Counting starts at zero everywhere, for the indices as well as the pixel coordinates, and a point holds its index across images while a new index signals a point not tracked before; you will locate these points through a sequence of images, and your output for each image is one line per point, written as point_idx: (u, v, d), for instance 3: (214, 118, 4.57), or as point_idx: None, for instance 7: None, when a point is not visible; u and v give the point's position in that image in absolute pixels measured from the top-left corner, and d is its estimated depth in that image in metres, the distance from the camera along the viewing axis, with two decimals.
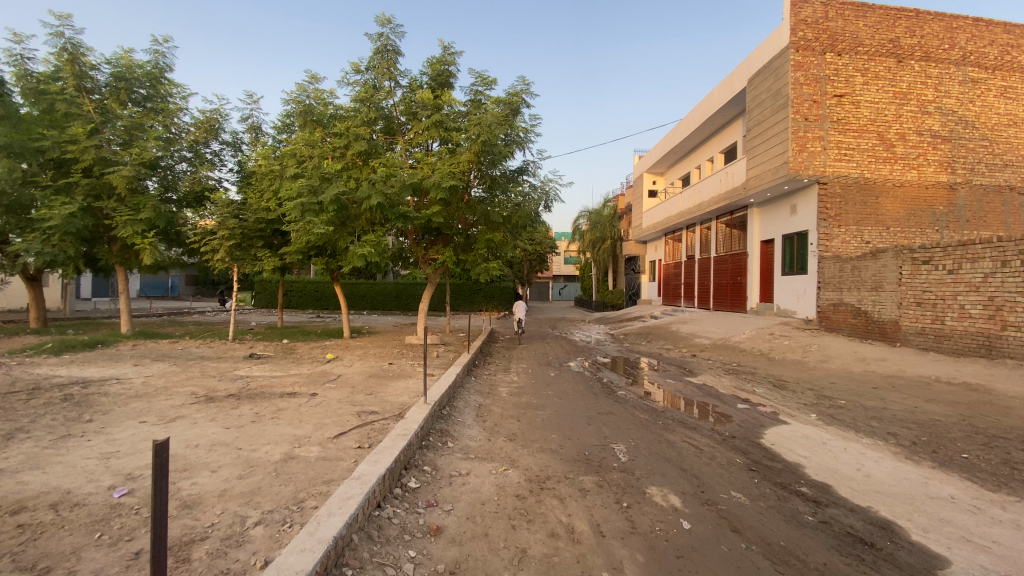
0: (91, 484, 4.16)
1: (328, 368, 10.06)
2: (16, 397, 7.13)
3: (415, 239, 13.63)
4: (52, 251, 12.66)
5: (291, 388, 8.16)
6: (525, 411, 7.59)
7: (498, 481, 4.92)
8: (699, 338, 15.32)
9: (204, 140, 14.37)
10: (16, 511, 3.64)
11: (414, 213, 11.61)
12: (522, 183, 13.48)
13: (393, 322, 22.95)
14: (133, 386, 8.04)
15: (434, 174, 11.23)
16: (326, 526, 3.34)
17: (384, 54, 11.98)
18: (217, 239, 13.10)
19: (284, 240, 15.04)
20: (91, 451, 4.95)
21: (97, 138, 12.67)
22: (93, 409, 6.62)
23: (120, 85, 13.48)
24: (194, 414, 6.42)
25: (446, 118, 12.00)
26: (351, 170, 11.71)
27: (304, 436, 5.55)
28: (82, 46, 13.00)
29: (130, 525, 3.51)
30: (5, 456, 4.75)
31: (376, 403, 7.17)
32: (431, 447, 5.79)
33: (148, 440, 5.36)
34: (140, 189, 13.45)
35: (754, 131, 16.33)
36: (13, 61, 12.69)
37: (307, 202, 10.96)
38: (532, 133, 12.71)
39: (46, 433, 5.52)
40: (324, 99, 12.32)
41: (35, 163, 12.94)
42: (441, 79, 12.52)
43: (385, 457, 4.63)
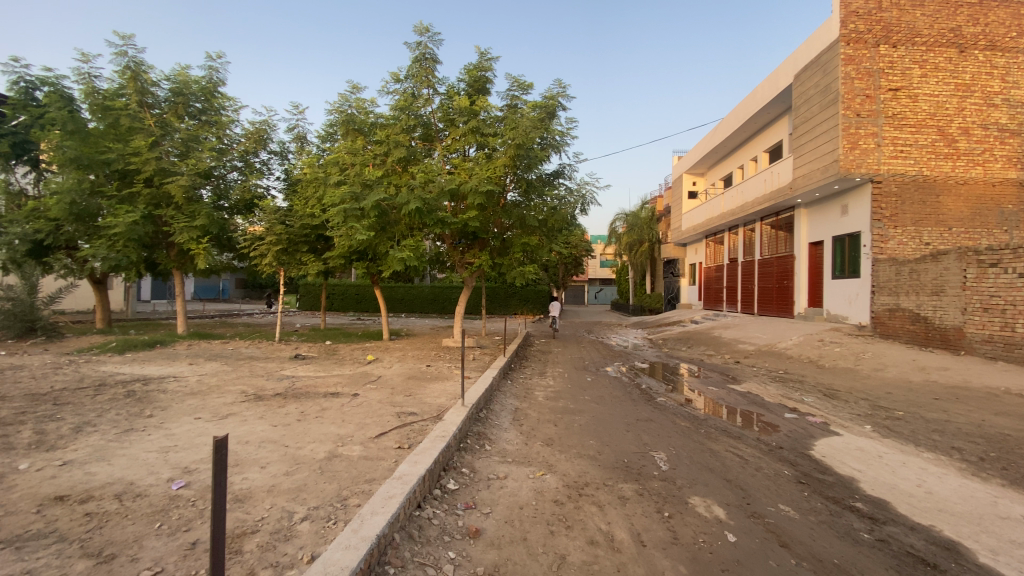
0: (152, 476, 4.41)
1: (368, 369, 10.31)
2: (85, 392, 7.64)
3: (452, 244, 13.81)
4: (117, 256, 13.52)
5: (334, 388, 8.40)
6: (562, 416, 7.53)
7: (536, 485, 4.90)
8: (743, 344, 14.84)
9: (254, 149, 15.05)
10: (85, 499, 3.90)
11: (452, 217, 11.77)
12: (558, 186, 13.43)
13: (419, 321, 25.24)
14: (189, 384, 8.49)
15: (471, 180, 11.35)
16: (370, 524, 3.41)
17: (423, 62, 12.20)
18: (265, 245, 13.69)
19: (327, 244, 15.55)
20: (151, 445, 5.24)
21: (157, 150, 13.49)
22: (153, 405, 7.02)
23: (177, 100, 14.28)
24: (244, 411, 6.70)
25: (483, 123, 12.12)
26: (391, 176, 11.92)
27: (346, 436, 5.70)
28: (144, 64, 13.87)
29: (187, 516, 3.69)
30: (75, 448, 5.10)
31: (415, 404, 7.28)
32: (469, 449, 5.84)
33: (203, 436, 5.64)
34: (195, 198, 14.22)
35: (801, 129, 15.70)
36: (83, 80, 13.66)
37: (350, 209, 11.32)
38: (568, 136, 12.67)
39: (111, 427, 5.89)
40: (365, 108, 12.65)
41: (102, 174, 13.88)
42: (478, 85, 12.67)
43: (425, 457, 4.71)
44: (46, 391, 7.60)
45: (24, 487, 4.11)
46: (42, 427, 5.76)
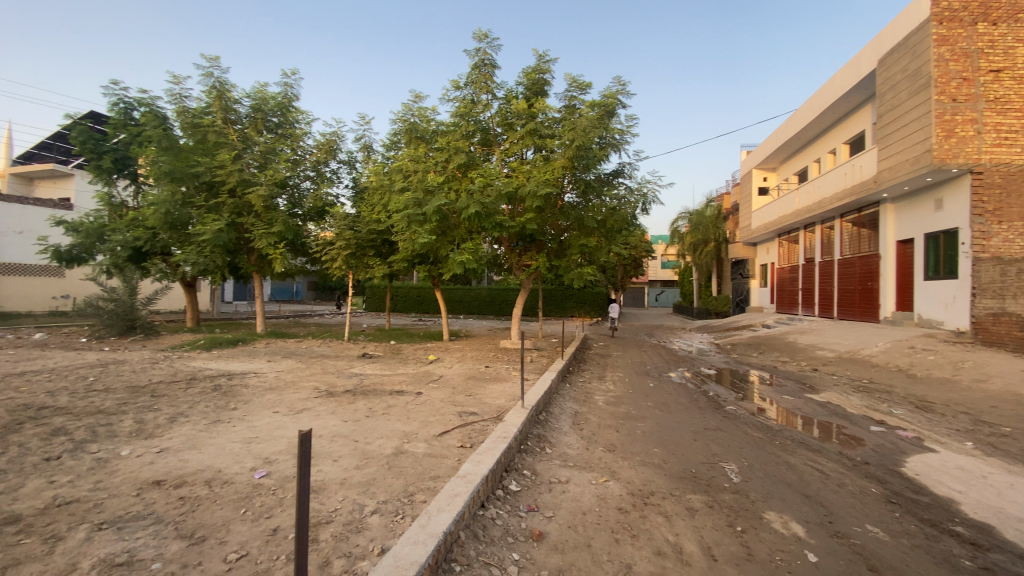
0: (237, 465, 4.73)
1: (430, 368, 10.56)
2: (178, 385, 8.36)
3: (509, 247, 13.85)
4: (205, 260, 14.73)
5: (398, 386, 8.66)
6: (624, 422, 7.35)
7: (599, 491, 4.80)
8: (821, 350, 13.85)
9: (325, 160, 15.88)
10: (180, 484, 4.25)
11: (510, 220, 11.81)
12: (618, 186, 13.18)
13: (475, 321, 26.65)
14: (268, 379, 9.09)
15: (529, 183, 11.38)
16: (437, 521, 3.47)
17: (482, 68, 12.38)
18: (335, 249, 14.44)
19: (391, 248, 16.10)
20: (235, 436, 5.63)
21: (240, 163, 14.60)
22: (236, 398, 7.57)
23: (257, 115, 15.37)
24: (318, 407, 7.06)
25: (541, 125, 12.13)
26: (452, 182, 12.16)
27: (412, 433, 5.87)
28: (227, 84, 15.04)
29: (268, 504, 3.92)
30: (171, 436, 5.59)
31: (476, 404, 7.36)
32: (530, 451, 5.83)
33: (280, 428, 5.99)
34: (273, 206, 15.26)
35: (886, 117, 14.48)
36: (176, 101, 15.03)
37: (413, 214, 11.68)
38: (628, 134, 12.42)
39: (201, 418, 6.41)
40: (427, 116, 13.01)
41: (192, 186, 15.17)
42: (536, 87, 12.69)
43: (487, 457, 4.74)
44: (146, 384, 8.40)
45: (129, 472, 4.53)
46: (142, 417, 6.34)
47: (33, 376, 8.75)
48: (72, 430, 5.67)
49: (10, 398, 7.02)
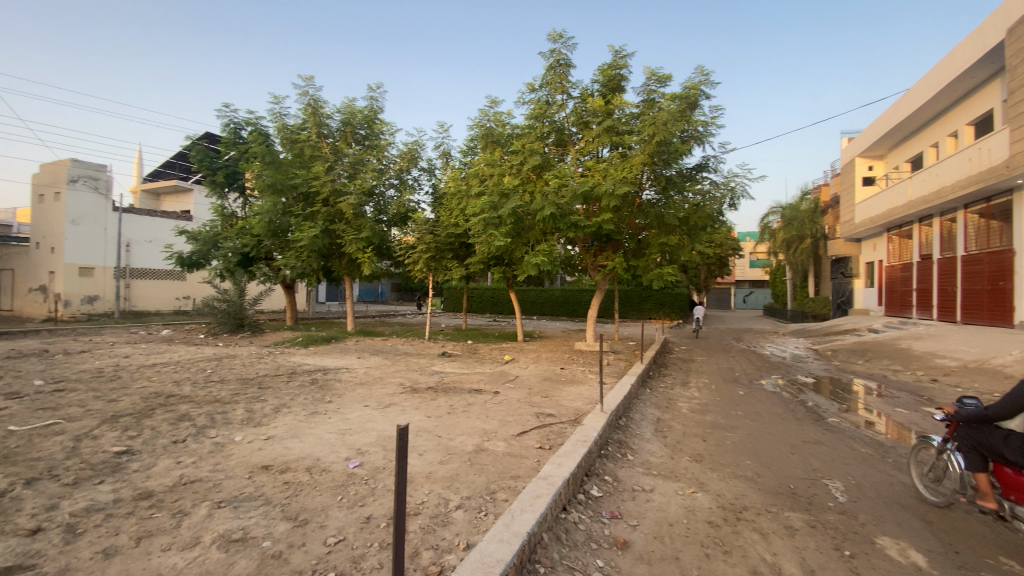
0: (333, 454, 5.07)
1: (506, 369, 10.67)
2: (281, 379, 9.15)
3: (584, 247, 13.65)
4: (302, 264, 16.05)
5: (477, 385, 8.84)
6: (711, 431, 6.97)
7: (687, 503, 4.57)
8: (942, 359, 12.27)
9: (407, 168, 16.65)
10: (285, 469, 4.64)
11: (586, 221, 11.64)
12: (702, 181, 12.58)
13: (548, 321, 27.53)
14: (358, 375, 9.69)
15: (606, 181, 11.12)
16: (521, 520, 3.49)
17: (557, 69, 12.33)
18: (417, 253, 15.08)
19: (468, 251, 16.51)
20: (331, 427, 6.05)
21: (332, 174, 15.73)
22: (331, 392, 8.13)
23: (347, 129, 16.47)
24: (403, 402, 7.41)
25: (618, 122, 11.84)
26: (526, 184, 12.23)
27: (491, 431, 5.96)
28: (321, 100, 16.25)
29: (361, 492, 4.16)
30: (276, 425, 6.12)
31: (554, 406, 7.33)
32: (611, 457, 5.70)
33: (369, 421, 6.35)
34: (361, 213, 16.26)
35: (1020, 93, 12.57)
36: (277, 119, 16.49)
37: (489, 218, 11.90)
38: (713, 126, 11.80)
39: (301, 409, 6.97)
40: (503, 121, 13.19)
41: (291, 197, 16.56)
42: (612, 84, 12.44)
43: (568, 461, 4.70)
44: (253, 376, 9.28)
45: (241, 456, 5.01)
46: (251, 407, 7.01)
47: (163, 368, 9.99)
48: (194, 416, 6.39)
49: (145, 387, 8.06)
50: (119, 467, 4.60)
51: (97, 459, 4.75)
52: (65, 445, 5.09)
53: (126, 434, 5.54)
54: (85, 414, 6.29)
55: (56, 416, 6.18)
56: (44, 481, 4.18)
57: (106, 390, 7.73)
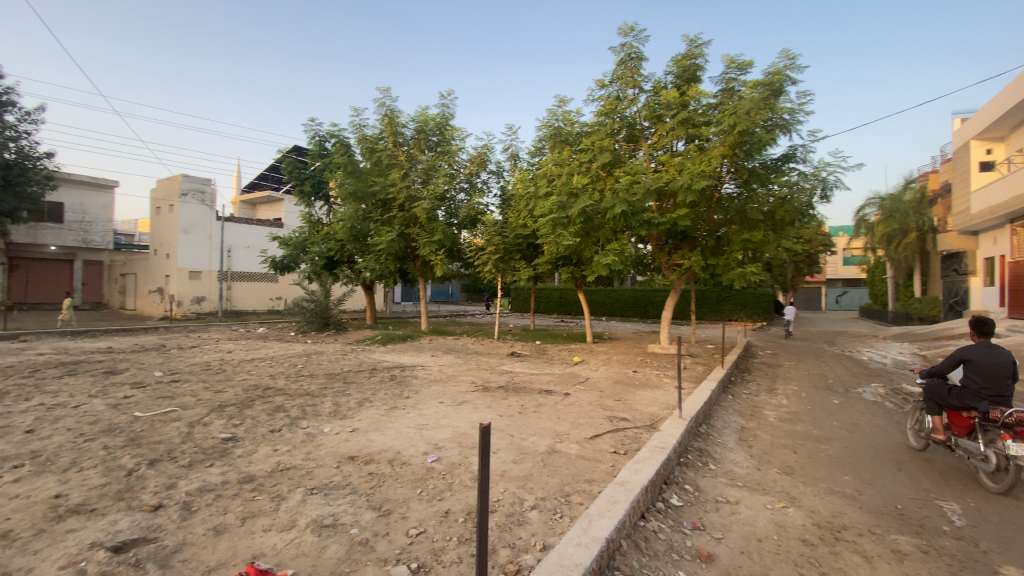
0: (412, 448, 5.26)
1: (577, 370, 10.56)
2: (363, 374, 9.68)
3: (658, 245, 13.17)
4: (381, 267, 16.95)
5: (547, 386, 8.83)
6: (802, 442, 6.45)
7: (777, 518, 4.27)
8: None
9: (477, 172, 16.98)
10: (369, 461, 4.88)
11: (660, 217, 11.21)
12: (789, 173, 11.71)
13: (618, 321, 27.81)
14: (433, 372, 10.02)
15: (682, 176, 10.67)
16: (599, 525, 3.42)
17: (628, 63, 12.02)
18: (486, 254, 15.34)
19: (537, 251, 16.53)
20: (409, 422, 6.29)
21: (407, 181, 16.43)
22: (408, 388, 8.48)
23: (420, 136, 17.13)
24: (476, 400, 7.55)
25: (694, 113, 11.32)
26: (596, 182, 11.98)
27: (563, 433, 5.92)
28: (397, 110, 17.01)
29: (439, 487, 4.28)
30: (360, 418, 6.47)
31: (627, 410, 7.15)
32: (691, 465, 5.45)
33: (444, 418, 6.54)
34: (434, 217, 16.83)
35: None
36: (357, 130, 17.47)
37: (557, 218, 11.85)
38: (801, 112, 10.97)
39: (381, 403, 7.34)
40: (571, 119, 13.05)
41: (370, 204, 17.47)
42: (688, 74, 11.94)
43: (646, 467, 4.54)
44: (339, 372, 9.90)
45: (330, 446, 5.34)
46: (338, 400, 7.47)
47: (260, 363, 10.89)
48: (288, 407, 6.92)
49: (245, 379, 8.84)
50: (225, 452, 5.07)
51: (207, 444, 5.27)
52: (180, 430, 5.69)
53: (231, 422, 6.11)
54: (196, 403, 7.01)
55: (173, 403, 6.94)
56: (165, 462, 4.69)
57: (213, 381, 8.58)
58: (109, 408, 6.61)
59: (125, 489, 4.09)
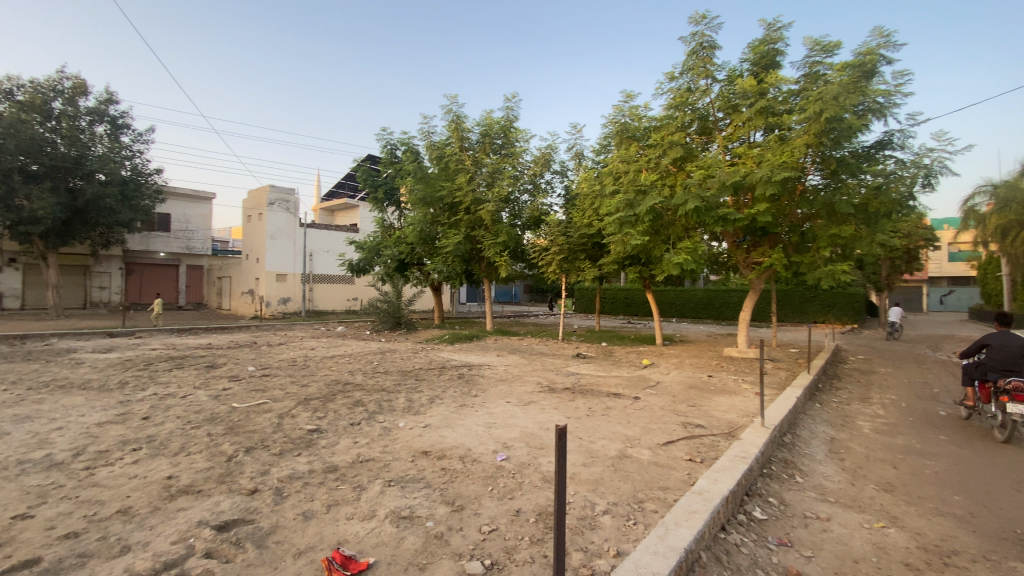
0: (482, 446, 5.34)
1: (646, 373, 10.26)
2: (433, 372, 9.99)
3: (734, 242, 12.49)
4: (448, 268, 17.46)
5: (616, 388, 8.64)
6: (904, 457, 5.84)
7: (875, 539, 3.89)
8: None
9: (541, 172, 17.00)
10: (441, 456, 5.02)
11: (736, 213, 10.58)
12: (884, 161, 10.69)
13: (690, 321, 27.47)
14: (500, 372, 10.14)
15: (761, 168, 10.05)
16: (676, 535, 3.28)
17: (700, 52, 11.50)
18: (551, 255, 15.30)
19: (602, 251, 16.27)
20: (478, 420, 6.40)
21: (472, 184, 16.74)
22: (475, 387, 8.63)
23: (485, 140, 17.40)
24: (543, 401, 7.54)
25: (774, 101, 10.64)
26: (666, 178, 11.57)
27: (634, 437, 5.75)
28: (463, 115, 17.39)
29: (510, 486, 4.30)
30: (432, 415, 6.68)
31: (702, 416, 6.83)
32: (775, 477, 5.10)
33: (512, 417, 6.59)
34: (499, 219, 17.02)
35: None
36: (426, 136, 18.06)
37: (625, 216, 11.55)
38: (898, 94, 9.98)
39: (450, 401, 7.52)
40: (639, 114, 12.70)
41: (438, 208, 17.98)
42: (766, 61, 11.24)
43: (726, 477, 4.31)
44: (411, 369, 10.28)
45: (404, 440, 5.55)
46: (411, 396, 7.76)
47: (339, 359, 11.57)
48: (366, 402, 7.28)
49: (327, 374, 9.43)
50: (311, 442, 5.41)
51: (295, 434, 5.66)
52: (271, 421, 6.16)
53: (315, 414, 6.53)
54: (284, 395, 7.57)
55: (265, 396, 7.53)
56: (259, 450, 5.10)
57: (298, 376, 9.22)
58: (211, 399, 7.28)
59: (225, 473, 4.48)
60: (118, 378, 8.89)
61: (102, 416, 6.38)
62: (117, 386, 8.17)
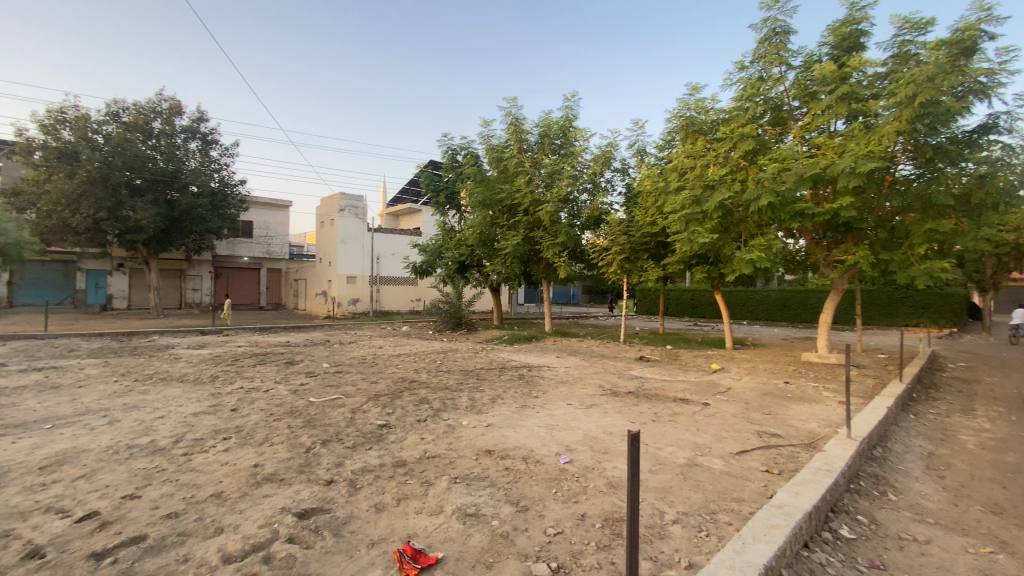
0: (545, 448, 5.32)
1: (715, 378, 9.80)
2: (494, 372, 10.11)
3: (813, 239, 11.64)
4: (507, 270, 17.62)
5: (682, 393, 8.32)
6: (1019, 477, 5.18)
7: (986, 567, 3.48)
8: None
9: (601, 171, 16.74)
10: (504, 456, 5.04)
11: (816, 208, 9.86)
12: (989, 147, 9.59)
13: (762, 324, 25.99)
14: (560, 374, 10.07)
15: (843, 159, 9.30)
16: (754, 550, 3.10)
17: (773, 39, 10.85)
18: (612, 254, 15.01)
19: (666, 250, 15.75)
20: (540, 421, 6.38)
21: (531, 185, 16.78)
22: (536, 388, 8.63)
23: (544, 141, 17.41)
24: (606, 404, 7.39)
25: (858, 86, 9.84)
26: (736, 173, 10.99)
27: (704, 445, 5.51)
28: (522, 117, 17.46)
29: (574, 489, 4.25)
30: (494, 414, 6.74)
31: (779, 425, 6.42)
32: (864, 493, 4.69)
33: (574, 420, 6.51)
34: (558, 220, 16.92)
35: None
36: (486, 140, 18.33)
37: (691, 213, 11.11)
38: (1006, 71, 8.93)
39: (511, 401, 7.56)
40: (706, 107, 12.26)
41: (497, 210, 18.17)
42: (848, 43, 10.42)
43: (808, 491, 4.02)
44: (473, 369, 10.45)
45: (468, 438, 5.64)
46: (473, 395, 7.88)
47: (405, 358, 11.99)
48: (430, 399, 7.48)
49: (394, 372, 9.80)
50: (380, 437, 5.62)
51: (367, 429, 5.92)
52: (345, 415, 6.48)
53: (384, 410, 6.79)
54: (355, 391, 7.94)
55: (337, 391, 7.94)
56: (334, 443, 5.37)
57: (367, 373, 9.64)
58: (290, 393, 7.78)
59: (305, 463, 4.76)
60: (210, 372, 9.72)
61: (196, 407, 6.99)
62: (209, 379, 8.96)
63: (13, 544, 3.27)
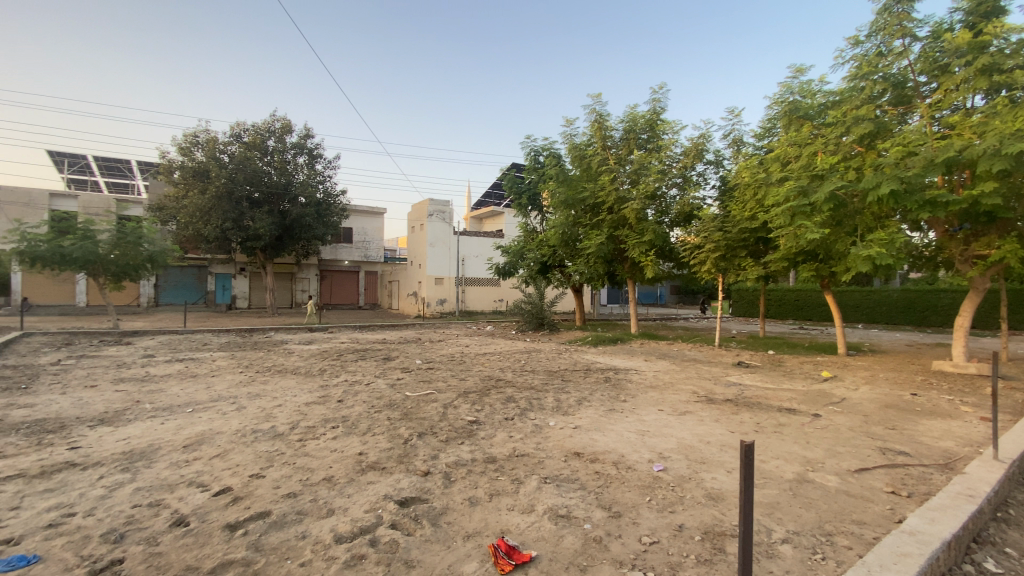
0: (636, 454, 5.17)
1: (825, 387, 8.93)
2: (581, 373, 10.02)
3: (947, 230, 10.20)
4: (591, 270, 17.46)
5: (788, 403, 7.68)
6: None
7: None
8: None
9: (692, 164, 15.98)
10: (593, 460, 4.96)
11: (951, 196, 8.60)
12: None
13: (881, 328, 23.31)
14: (649, 377, 9.75)
15: (985, 139, 8.03)
16: None
17: (894, 9, 9.66)
18: (704, 253, 14.22)
19: (766, 245, 14.69)
20: (630, 426, 6.21)
21: (616, 183, 16.38)
22: (624, 391, 8.43)
23: (630, 136, 16.89)
24: (700, 411, 7.02)
25: (1001, 55, 8.46)
26: (849, 160, 9.92)
27: (816, 460, 5.03)
28: (605, 114, 17.07)
29: (669, 498, 4.08)
30: (582, 416, 6.67)
31: (906, 442, 5.69)
32: (1016, 524, 4.01)
33: (666, 426, 6.26)
34: (644, 217, 16.38)
35: None
36: (569, 138, 18.18)
37: (797, 206, 10.21)
38: None
39: (599, 404, 7.44)
40: (812, 90, 11.28)
41: (581, 210, 17.95)
42: (989, 5, 9.02)
43: (946, 517, 3.51)
44: (558, 369, 10.43)
45: (557, 439, 5.64)
46: (560, 396, 7.86)
47: (492, 356, 12.30)
48: (518, 398, 7.58)
49: (482, 370, 10.06)
50: (471, 433, 5.79)
51: (458, 424, 6.12)
52: (438, 410, 6.77)
53: (474, 407, 6.99)
54: (446, 387, 8.27)
55: (430, 387, 8.31)
56: (429, 436, 5.62)
57: (457, 370, 9.98)
58: (388, 387, 8.28)
59: (403, 454, 5.04)
60: (317, 366, 10.64)
61: (307, 397, 7.66)
62: (318, 372, 9.80)
63: (164, 513, 3.79)
